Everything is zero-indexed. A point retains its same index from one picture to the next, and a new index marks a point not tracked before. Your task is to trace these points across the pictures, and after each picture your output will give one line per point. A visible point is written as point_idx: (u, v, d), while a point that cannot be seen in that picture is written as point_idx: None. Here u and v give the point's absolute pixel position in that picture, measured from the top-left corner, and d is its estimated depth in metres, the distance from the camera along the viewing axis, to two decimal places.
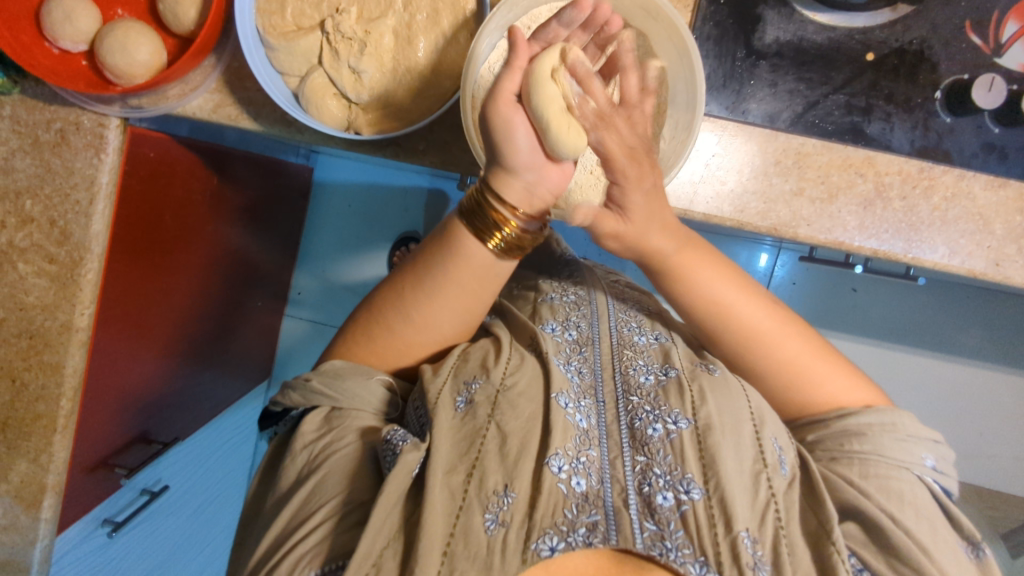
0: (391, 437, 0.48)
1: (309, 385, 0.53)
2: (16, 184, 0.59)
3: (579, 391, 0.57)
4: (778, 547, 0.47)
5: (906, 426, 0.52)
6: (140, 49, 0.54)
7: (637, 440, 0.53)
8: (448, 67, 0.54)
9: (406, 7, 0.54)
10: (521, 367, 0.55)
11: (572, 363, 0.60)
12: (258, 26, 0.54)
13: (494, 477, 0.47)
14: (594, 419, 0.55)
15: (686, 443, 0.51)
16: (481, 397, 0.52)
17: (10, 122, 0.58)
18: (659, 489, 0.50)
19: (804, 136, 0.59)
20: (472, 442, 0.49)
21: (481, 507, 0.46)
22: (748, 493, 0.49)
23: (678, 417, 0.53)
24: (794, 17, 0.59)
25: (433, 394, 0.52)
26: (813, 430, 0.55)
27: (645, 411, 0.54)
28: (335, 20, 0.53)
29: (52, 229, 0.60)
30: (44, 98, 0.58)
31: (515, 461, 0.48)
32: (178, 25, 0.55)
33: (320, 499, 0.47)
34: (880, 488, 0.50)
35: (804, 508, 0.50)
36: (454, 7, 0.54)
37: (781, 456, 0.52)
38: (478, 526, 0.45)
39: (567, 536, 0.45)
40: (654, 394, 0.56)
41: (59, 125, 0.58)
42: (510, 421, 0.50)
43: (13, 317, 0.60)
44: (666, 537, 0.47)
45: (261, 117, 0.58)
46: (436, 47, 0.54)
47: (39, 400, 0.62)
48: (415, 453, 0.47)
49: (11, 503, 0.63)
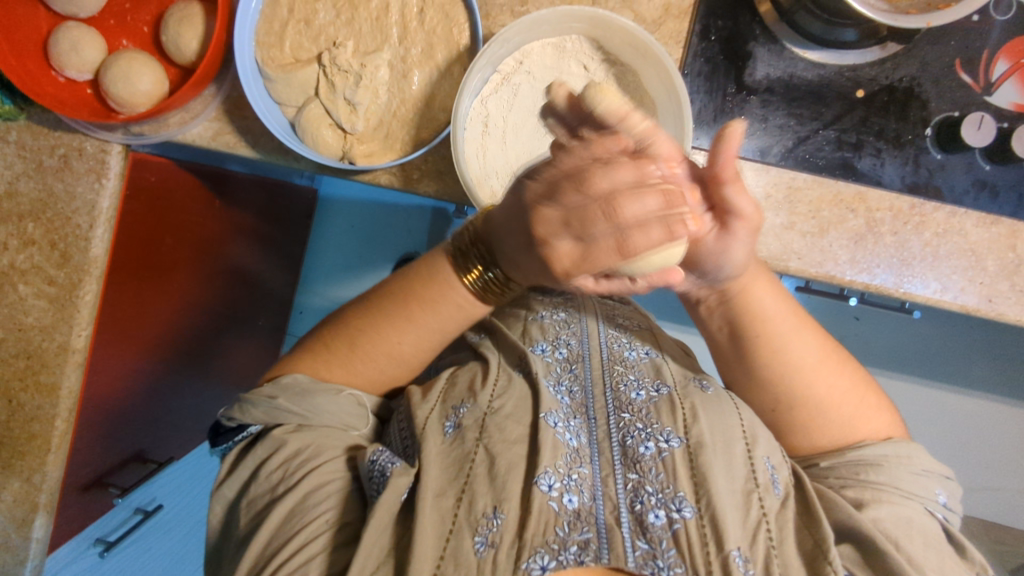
0: (377, 460, 0.48)
1: (274, 403, 0.51)
2: (19, 208, 0.60)
3: (569, 411, 0.58)
4: (770, 565, 0.47)
5: (920, 460, 0.52)
6: (142, 79, 0.56)
7: (629, 458, 0.53)
8: (441, 100, 0.56)
9: (401, 42, 0.56)
10: (507, 391, 0.57)
11: (562, 383, 0.61)
12: (257, 58, 0.55)
13: (483, 500, 0.48)
14: (585, 437, 0.55)
15: (677, 464, 0.52)
16: (468, 422, 0.53)
17: (16, 147, 0.60)
18: (651, 508, 0.49)
19: (794, 171, 0.59)
20: (460, 467, 0.50)
21: (472, 530, 0.46)
22: (739, 512, 0.49)
23: (669, 436, 0.53)
24: (784, 54, 0.59)
25: (422, 419, 0.54)
26: (825, 458, 0.54)
27: (637, 429, 0.55)
28: (331, 53, 0.55)
29: (52, 251, 0.61)
30: (48, 124, 0.59)
31: (503, 480, 0.49)
32: (180, 55, 0.56)
33: (306, 514, 0.47)
34: (883, 505, 0.49)
35: (799, 527, 0.49)
36: (448, 41, 0.55)
37: (773, 475, 0.52)
38: (469, 549, 0.45)
39: (558, 555, 0.45)
40: (645, 412, 0.56)
41: (63, 150, 0.60)
42: (499, 442, 0.51)
43: (11, 338, 0.61)
44: (657, 557, 0.47)
45: (259, 145, 0.59)
46: (429, 81, 0.55)
47: (34, 420, 0.62)
48: (405, 476, 0.47)
49: (4, 522, 0.63)
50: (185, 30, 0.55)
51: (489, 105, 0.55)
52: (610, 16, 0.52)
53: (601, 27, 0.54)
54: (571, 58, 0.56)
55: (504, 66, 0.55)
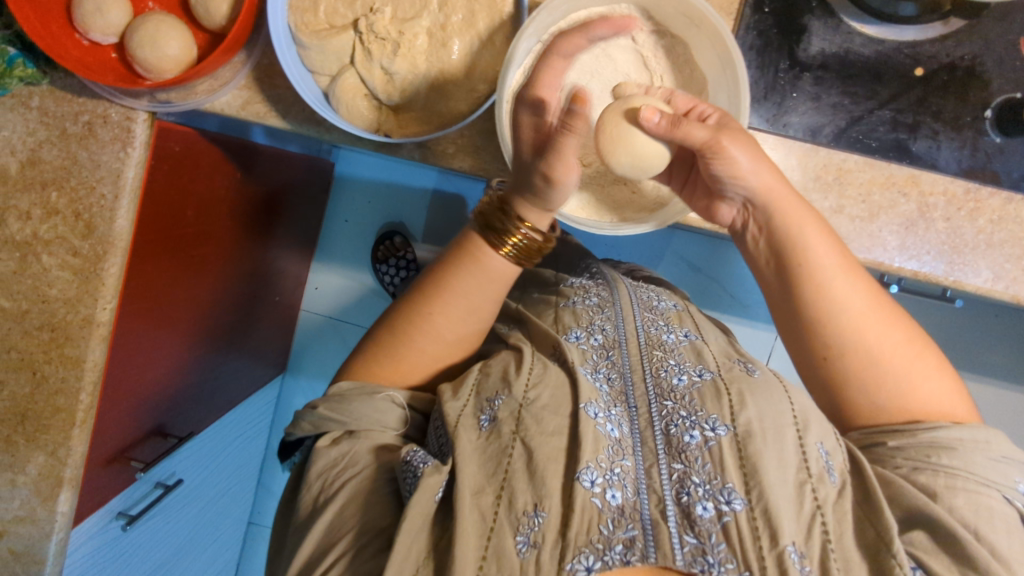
0: (412, 459, 0.46)
1: (317, 412, 0.51)
2: (42, 175, 0.59)
3: (608, 399, 0.53)
4: (826, 562, 0.43)
5: (1000, 445, 0.47)
6: (170, 43, 0.53)
7: (673, 447, 0.49)
8: (483, 70, 0.52)
9: (440, 8, 0.52)
10: (543, 378, 0.52)
11: (599, 370, 0.56)
12: (291, 23, 0.52)
13: (523, 497, 0.44)
14: (626, 427, 0.51)
15: (725, 454, 0.47)
16: (504, 414, 0.49)
17: (39, 113, 0.58)
18: (699, 500, 0.45)
19: (846, 153, 0.57)
20: (499, 460, 0.46)
21: (512, 529, 0.43)
22: (792, 504, 0.45)
23: (715, 423, 0.49)
24: (841, 28, 0.56)
25: (454, 410, 0.50)
26: (896, 435, 0.48)
27: (681, 416, 0.50)
28: (369, 19, 0.52)
29: (77, 221, 0.60)
30: (73, 89, 0.57)
31: (542, 476, 0.45)
32: (209, 19, 0.54)
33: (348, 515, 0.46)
34: (955, 488, 0.45)
35: (858, 518, 0.45)
36: (491, 8, 0.52)
37: (828, 463, 0.47)
38: (510, 550, 0.43)
39: (604, 555, 0.42)
40: (689, 398, 0.51)
41: (87, 117, 0.58)
42: (536, 437, 0.47)
43: (36, 309, 0.60)
44: (707, 552, 0.43)
45: (289, 115, 0.57)
46: (470, 50, 0.52)
47: (58, 393, 0.62)
48: (435, 476, 0.44)
49: (29, 494, 0.63)
50: None
51: None
52: None
53: None
54: (619, 27, 0.53)
55: (549, 36, 0.53)
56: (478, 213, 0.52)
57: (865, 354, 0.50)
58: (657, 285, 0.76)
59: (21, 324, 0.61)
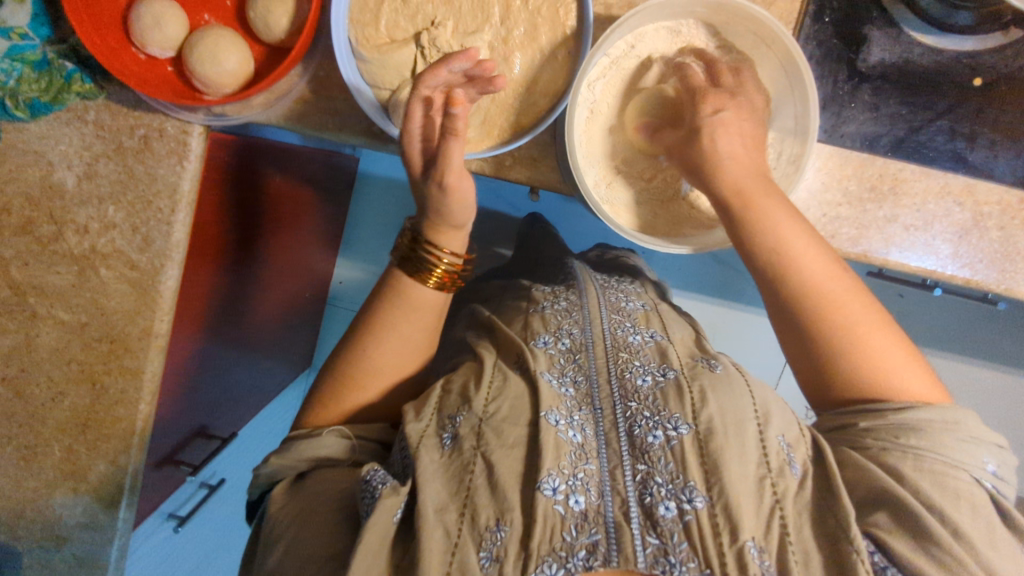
0: (371, 479, 0.46)
1: (270, 467, 0.52)
2: (99, 189, 0.59)
3: (573, 404, 0.52)
4: (785, 562, 0.43)
5: (968, 425, 0.46)
6: (229, 58, 0.53)
7: (636, 448, 0.48)
8: (544, 85, 0.52)
9: (502, 22, 0.52)
10: (503, 390, 0.51)
11: (565, 375, 0.55)
12: (351, 37, 0.52)
13: (485, 511, 0.44)
14: (590, 430, 0.50)
15: (688, 456, 0.47)
16: (465, 430, 0.49)
17: (95, 128, 0.58)
18: (661, 500, 0.45)
19: (902, 162, 0.57)
20: (459, 477, 0.46)
21: (476, 544, 0.43)
22: (753, 499, 0.45)
23: (678, 423, 0.48)
24: (901, 38, 0.56)
25: (416, 430, 0.49)
26: (867, 416, 0.47)
27: (644, 417, 0.50)
28: (431, 34, 0.51)
29: (134, 235, 0.60)
30: (128, 102, 0.57)
31: (504, 488, 0.45)
32: (267, 33, 0.53)
33: (303, 540, 0.45)
34: (920, 471, 0.44)
35: (815, 507, 0.45)
36: (554, 22, 0.51)
37: (789, 455, 0.48)
38: (473, 563, 0.43)
39: (566, 562, 0.42)
40: (652, 398, 0.51)
41: (143, 130, 0.58)
42: (497, 450, 0.47)
43: (95, 321, 0.61)
44: (669, 552, 0.43)
45: (345, 127, 0.57)
46: (533, 64, 0.52)
47: (118, 403, 0.62)
48: (393, 498, 0.44)
49: (90, 502, 0.64)
50: (274, 7, 0.52)
51: (597, 90, 0.54)
52: (740, 6, 0.49)
53: (725, 14, 0.52)
54: (684, 42, 0.54)
55: (614, 49, 0.53)
56: (396, 251, 0.55)
57: (852, 343, 0.48)
58: (637, 286, 0.74)
59: (80, 337, 0.61)
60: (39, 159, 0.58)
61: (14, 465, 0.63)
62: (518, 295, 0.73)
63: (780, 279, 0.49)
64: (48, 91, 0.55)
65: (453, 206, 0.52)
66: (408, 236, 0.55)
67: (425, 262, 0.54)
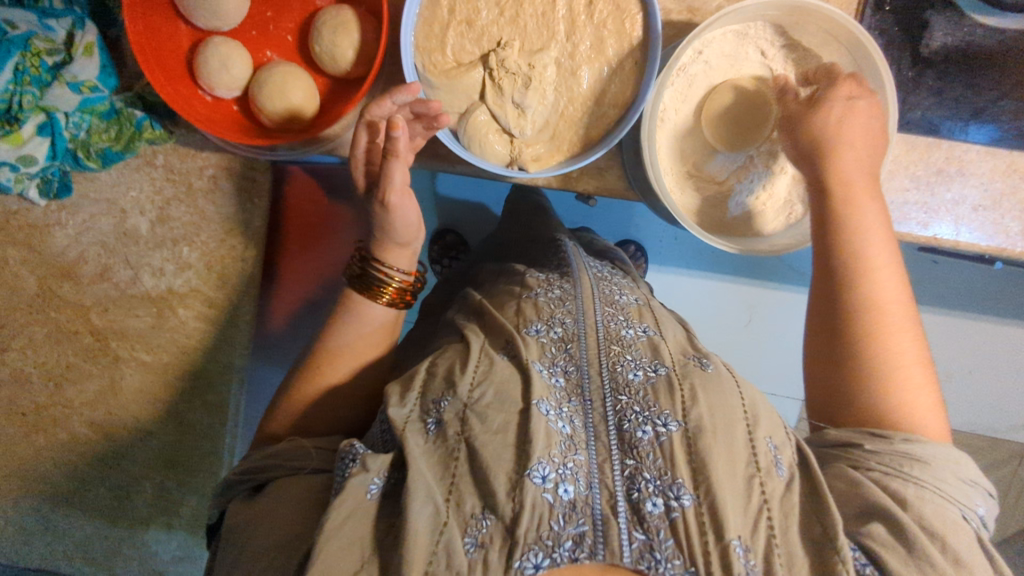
0: (350, 450, 0.42)
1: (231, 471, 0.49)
2: (172, 232, 0.59)
3: (562, 395, 0.45)
4: (770, 558, 0.38)
5: (968, 468, 0.43)
6: (297, 94, 0.54)
7: (624, 443, 0.41)
8: (613, 97, 0.53)
9: (568, 37, 0.52)
10: (489, 374, 0.44)
11: (556, 363, 0.47)
12: (419, 64, 0.52)
13: (470, 499, 0.38)
14: (580, 421, 0.43)
15: (675, 454, 0.40)
16: (450, 415, 0.42)
17: (165, 171, 0.58)
18: (649, 496, 0.39)
19: (967, 144, 0.57)
20: (444, 466, 0.40)
21: (461, 528, 0.37)
22: (739, 498, 0.39)
23: (667, 418, 0.42)
24: (964, 21, 0.56)
25: (398, 416, 0.43)
26: (873, 440, 0.43)
27: (634, 412, 0.42)
28: (499, 55, 0.52)
29: (209, 273, 0.61)
30: (196, 145, 0.57)
31: (488, 475, 0.38)
32: (334, 66, 0.54)
33: (261, 552, 0.41)
34: (919, 493, 0.40)
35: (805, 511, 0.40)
36: (620, 34, 0.52)
37: (776, 457, 0.42)
38: (459, 549, 0.36)
39: (553, 552, 0.36)
40: (644, 394, 0.44)
41: (212, 170, 0.58)
42: (481, 436, 0.40)
43: (177, 361, 0.62)
44: (655, 547, 0.37)
45: None
46: (600, 77, 0.53)
47: (206, 438, 0.66)
48: (363, 474, 0.40)
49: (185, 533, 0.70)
50: (340, 40, 0.52)
51: (666, 99, 0.54)
52: (814, 7, 0.49)
53: (797, 14, 0.51)
54: (751, 44, 0.54)
55: (684, 58, 0.52)
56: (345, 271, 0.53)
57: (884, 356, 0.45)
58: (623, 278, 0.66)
59: (163, 377, 0.63)
60: (112, 207, 0.59)
61: (107, 506, 0.66)
62: (507, 275, 0.63)
63: (856, 269, 0.47)
64: (120, 139, 0.56)
65: (398, 223, 0.50)
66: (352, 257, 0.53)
67: (373, 282, 0.52)
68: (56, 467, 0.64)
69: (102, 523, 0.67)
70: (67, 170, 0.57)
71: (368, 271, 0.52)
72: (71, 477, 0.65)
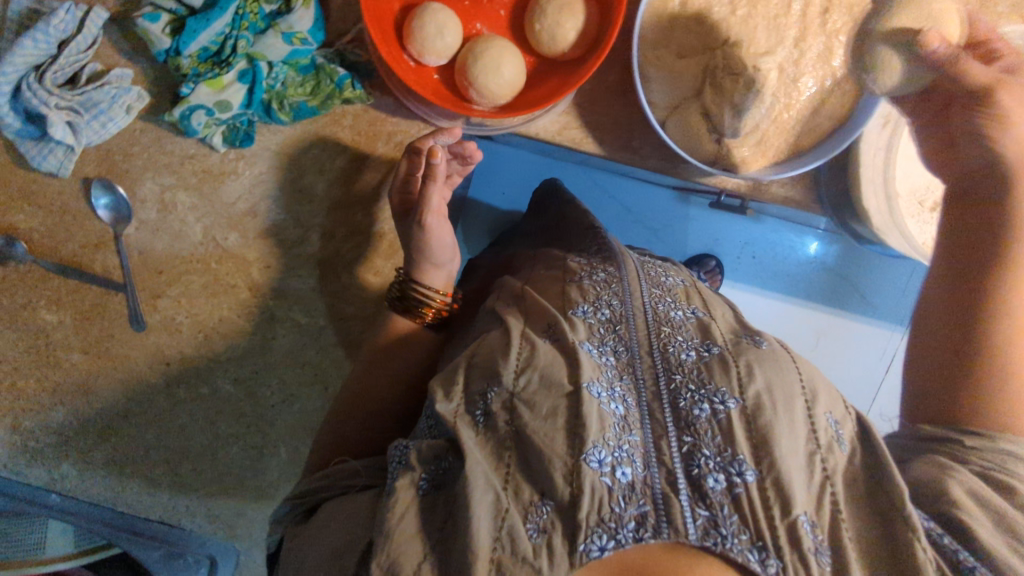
0: (397, 453, 0.38)
1: (289, 497, 0.45)
2: (352, 194, 0.59)
3: (613, 374, 0.40)
4: (840, 536, 0.34)
5: None
6: (510, 70, 0.53)
7: (681, 422, 0.37)
8: (830, 108, 0.52)
9: (796, 43, 0.51)
10: (535, 355, 0.39)
11: (605, 345, 0.43)
12: (639, 54, 0.52)
13: (528, 486, 0.34)
14: (632, 401, 0.39)
15: (736, 430, 0.36)
16: (496, 407, 0.37)
17: (352, 132, 0.57)
18: (709, 472, 0.35)
19: None
20: (496, 457, 0.36)
21: (521, 515, 0.33)
22: (803, 475, 0.35)
23: (723, 394, 0.37)
24: None
25: (447, 412, 0.37)
26: (972, 436, 0.40)
27: (688, 391, 0.38)
28: (727, 52, 0.50)
29: (383, 242, 0.61)
30: (391, 109, 0.57)
31: (538, 458, 0.34)
32: (551, 45, 0.53)
33: (318, 558, 0.37)
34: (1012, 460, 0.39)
35: (867, 489, 0.36)
36: (851, 45, 0.51)
37: (837, 432, 0.37)
38: (522, 535, 0.33)
39: (617, 533, 0.33)
40: (698, 371, 0.39)
41: (400, 137, 0.58)
42: (530, 422, 0.35)
43: (332, 326, 0.62)
44: (721, 523, 0.33)
45: (605, 141, 0.57)
46: (822, 87, 0.52)
47: None
48: (408, 479, 0.36)
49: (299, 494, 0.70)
50: (566, 20, 0.51)
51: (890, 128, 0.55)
52: None
53: None
54: None
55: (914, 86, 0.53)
56: (388, 298, 0.55)
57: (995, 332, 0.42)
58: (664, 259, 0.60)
59: (317, 341, 0.63)
60: (292, 162, 0.58)
61: (238, 463, 0.66)
62: (548, 260, 0.56)
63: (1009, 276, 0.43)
64: (318, 95, 0.55)
65: (435, 246, 0.53)
66: (394, 282, 0.55)
67: (414, 304, 0.53)
68: (192, 419, 0.64)
69: (229, 480, 0.67)
70: (254, 120, 0.56)
71: (410, 294, 0.54)
72: (206, 431, 0.64)
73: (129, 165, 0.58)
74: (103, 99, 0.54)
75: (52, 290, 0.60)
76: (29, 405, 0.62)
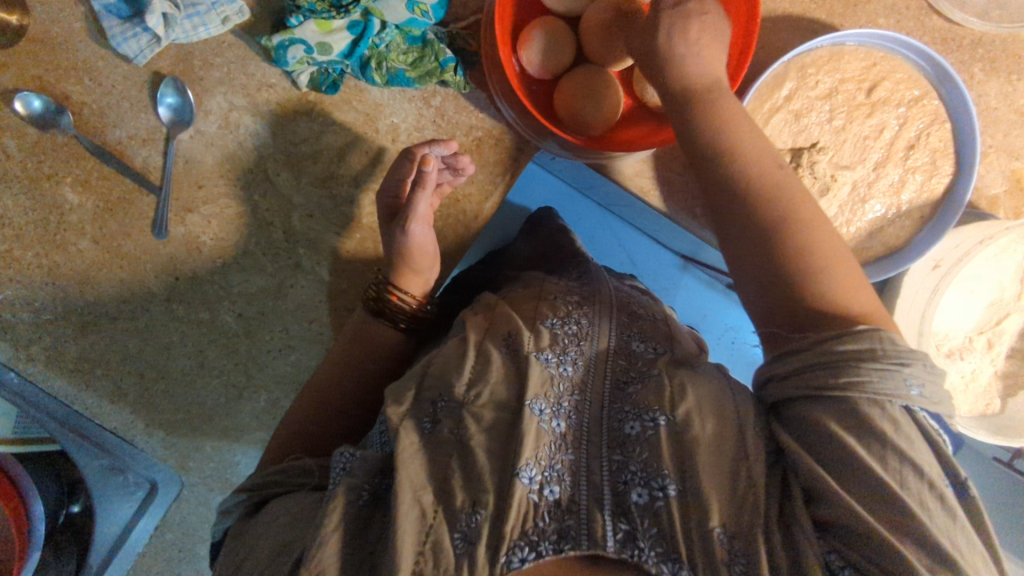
0: (340, 459, 0.37)
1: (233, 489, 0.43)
2: None
3: (564, 388, 0.39)
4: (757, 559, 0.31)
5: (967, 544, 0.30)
6: (609, 103, 0.54)
7: (616, 442, 0.36)
8: (886, 236, 0.54)
9: (874, 168, 0.54)
10: (487, 371, 0.39)
11: (564, 354, 0.41)
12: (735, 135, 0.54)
13: (461, 492, 0.34)
14: (576, 419, 0.38)
15: (665, 449, 0.34)
16: (445, 414, 0.37)
17: (435, 113, 0.58)
18: (634, 488, 0.34)
19: None
20: (438, 464, 0.35)
21: (450, 523, 0.33)
22: (723, 485, 0.33)
23: (655, 412, 0.36)
24: None
25: (395, 414, 0.37)
26: (869, 454, 0.32)
27: (626, 412, 0.37)
28: (812, 156, 0.52)
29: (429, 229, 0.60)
30: (481, 104, 0.58)
31: (478, 470, 0.34)
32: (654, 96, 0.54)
33: (254, 558, 0.35)
34: (870, 449, 0.32)
35: (779, 505, 0.33)
36: (921, 187, 0.54)
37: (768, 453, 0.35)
38: (447, 545, 0.32)
39: (538, 546, 0.32)
40: (642, 391, 0.38)
41: (480, 133, 0.59)
42: (478, 432, 0.36)
43: (355, 291, 0.62)
44: (639, 538, 0.32)
45: (670, 200, 0.57)
46: (886, 216, 0.54)
47: None
48: (347, 481, 0.35)
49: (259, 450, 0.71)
50: None
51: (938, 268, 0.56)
52: None
53: None
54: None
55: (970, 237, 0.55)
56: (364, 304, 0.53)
57: (850, 292, 0.36)
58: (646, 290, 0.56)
59: (331, 300, 0.62)
60: (368, 122, 0.58)
61: (215, 401, 0.65)
62: (526, 280, 0.53)
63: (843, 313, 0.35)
64: (417, 68, 0.55)
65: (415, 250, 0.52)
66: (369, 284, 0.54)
67: (387, 303, 0.52)
68: (182, 341, 0.61)
69: (195, 416, 0.66)
70: (347, 71, 0.56)
71: (381, 292, 0.52)
72: (190, 358, 0.62)
73: (205, 74, 0.56)
74: (204, 3, 0.53)
75: (82, 170, 0.56)
76: (14, 279, 0.57)
